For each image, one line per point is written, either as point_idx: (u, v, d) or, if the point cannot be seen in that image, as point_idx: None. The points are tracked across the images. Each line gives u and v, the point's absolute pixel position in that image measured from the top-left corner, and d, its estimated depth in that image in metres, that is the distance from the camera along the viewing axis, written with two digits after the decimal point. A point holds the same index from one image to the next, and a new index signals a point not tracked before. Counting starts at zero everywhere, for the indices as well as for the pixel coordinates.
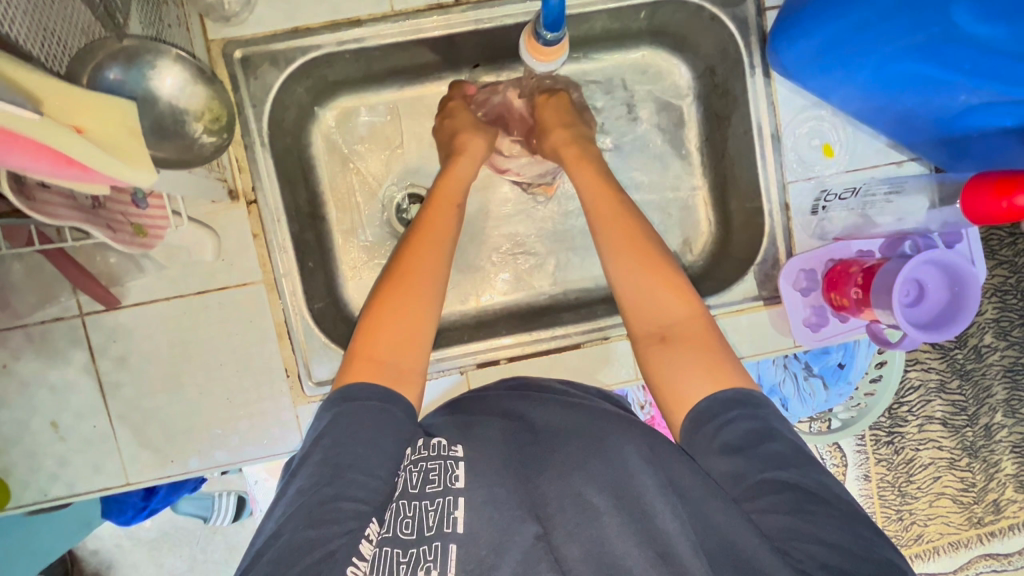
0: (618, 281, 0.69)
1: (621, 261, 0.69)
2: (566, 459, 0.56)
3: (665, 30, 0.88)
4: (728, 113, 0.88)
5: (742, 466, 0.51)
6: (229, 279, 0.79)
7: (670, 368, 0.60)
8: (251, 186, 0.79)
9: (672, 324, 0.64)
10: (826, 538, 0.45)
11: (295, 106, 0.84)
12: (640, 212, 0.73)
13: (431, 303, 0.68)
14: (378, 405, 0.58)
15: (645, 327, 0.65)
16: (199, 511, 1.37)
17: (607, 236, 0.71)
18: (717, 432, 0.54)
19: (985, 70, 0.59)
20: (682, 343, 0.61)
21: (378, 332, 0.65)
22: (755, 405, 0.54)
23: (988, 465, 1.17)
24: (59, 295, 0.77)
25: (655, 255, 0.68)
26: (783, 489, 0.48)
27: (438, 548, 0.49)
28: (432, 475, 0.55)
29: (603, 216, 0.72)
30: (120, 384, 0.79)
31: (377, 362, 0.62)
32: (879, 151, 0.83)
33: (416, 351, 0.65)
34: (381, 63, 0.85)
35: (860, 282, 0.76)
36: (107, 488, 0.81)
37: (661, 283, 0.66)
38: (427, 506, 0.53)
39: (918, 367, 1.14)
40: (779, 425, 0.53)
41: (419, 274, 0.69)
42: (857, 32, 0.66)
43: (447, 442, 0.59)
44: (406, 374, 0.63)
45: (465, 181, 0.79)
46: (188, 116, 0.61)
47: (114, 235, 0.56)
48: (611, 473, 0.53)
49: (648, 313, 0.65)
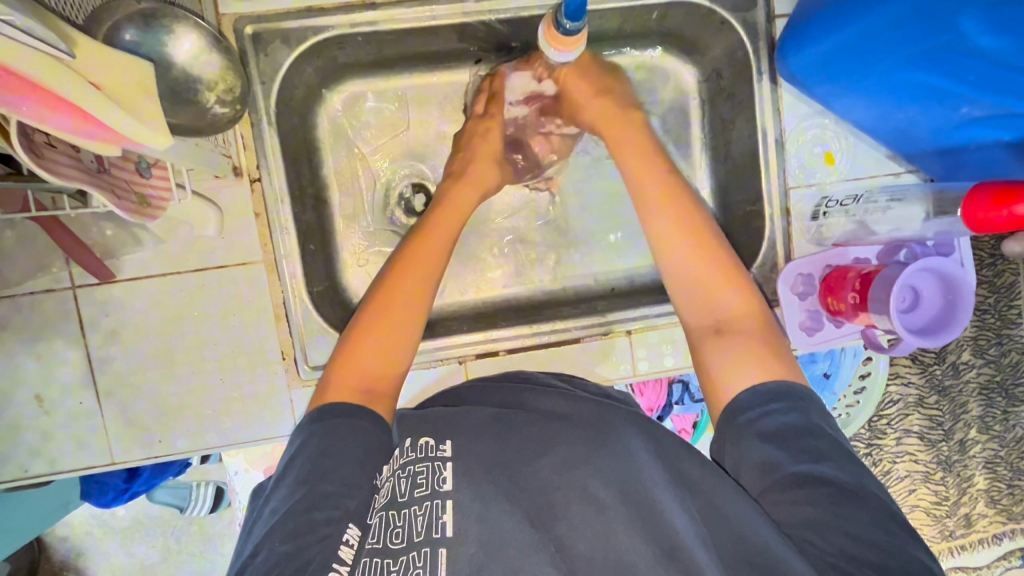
0: (673, 272, 0.70)
1: (684, 255, 0.70)
2: (567, 454, 0.55)
3: (673, 32, 0.89)
4: (733, 116, 0.89)
5: (771, 460, 0.51)
6: (229, 257, 0.78)
7: (727, 356, 0.61)
8: (255, 164, 0.78)
9: (729, 319, 0.65)
10: (854, 533, 0.46)
11: (302, 86, 0.83)
12: (698, 203, 0.74)
13: (408, 338, 0.67)
14: (346, 421, 0.57)
15: (702, 323, 0.66)
16: (176, 501, 1.34)
17: (657, 229, 0.73)
18: (753, 422, 0.54)
19: (988, 82, 0.61)
20: (740, 335, 0.62)
21: (354, 360, 0.64)
22: (800, 399, 0.55)
23: (961, 480, 1.19)
24: (51, 265, 0.74)
25: (713, 249, 0.69)
26: (811, 483, 0.49)
27: (427, 554, 0.48)
28: (419, 478, 0.54)
29: (654, 196, 0.74)
30: (111, 360, 0.77)
31: (351, 384, 0.62)
32: (878, 162, 0.85)
33: (391, 378, 0.64)
34: (392, 47, 0.84)
35: (858, 287, 0.78)
36: (91, 467, 0.78)
37: (715, 274, 0.68)
38: (415, 512, 0.52)
39: (898, 382, 1.17)
40: (819, 419, 0.53)
41: (397, 300, 0.68)
42: (864, 41, 0.68)
43: (434, 441, 0.58)
44: (380, 397, 0.62)
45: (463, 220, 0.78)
46: (201, 86, 0.63)
47: (118, 202, 0.55)
48: (618, 466, 0.53)
49: (704, 303, 0.67)
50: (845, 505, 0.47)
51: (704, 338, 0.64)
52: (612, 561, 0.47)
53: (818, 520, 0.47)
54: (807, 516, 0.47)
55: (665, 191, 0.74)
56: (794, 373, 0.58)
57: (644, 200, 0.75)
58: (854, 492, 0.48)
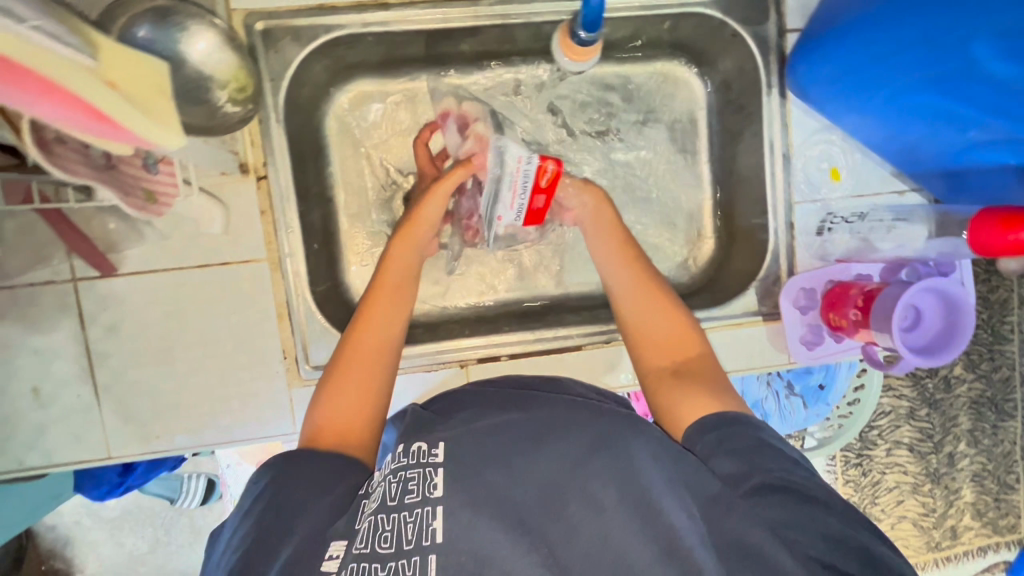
0: (637, 323, 0.73)
1: (636, 302, 0.74)
2: (550, 466, 0.53)
3: (684, 43, 0.89)
4: (742, 129, 0.89)
5: (747, 466, 0.52)
6: (231, 255, 0.77)
7: (676, 394, 0.63)
8: (262, 161, 0.77)
9: (681, 359, 0.68)
10: (833, 535, 0.47)
11: (311, 84, 0.82)
12: (648, 258, 0.78)
13: (383, 380, 0.68)
14: (317, 460, 0.58)
15: (654, 365, 0.69)
16: (166, 492, 1.32)
17: (618, 284, 0.76)
18: (721, 441, 0.55)
19: (996, 106, 0.59)
20: (693, 377, 0.65)
21: (332, 401, 0.65)
22: (747, 423, 0.56)
23: (948, 492, 1.20)
24: (52, 257, 0.74)
25: (664, 298, 0.73)
26: (784, 491, 0.50)
27: (416, 563, 0.46)
28: (411, 484, 0.52)
29: (611, 254, 0.78)
30: (110, 355, 0.77)
31: (332, 423, 0.63)
32: (884, 180, 0.85)
33: (368, 419, 0.65)
34: (403, 48, 0.84)
35: (860, 304, 0.79)
36: (87, 461, 0.78)
37: (673, 329, 0.71)
38: (405, 519, 0.49)
39: (891, 393, 1.17)
40: (771, 437, 0.55)
41: (372, 337, 0.70)
42: (881, 58, 0.68)
43: (427, 446, 0.56)
44: (353, 432, 0.63)
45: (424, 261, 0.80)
46: (215, 85, 0.63)
47: (126, 199, 0.54)
48: (616, 473, 0.52)
49: (660, 353, 0.69)
50: (815, 507, 0.49)
51: (661, 380, 0.66)
52: (609, 560, 0.47)
53: (784, 518, 0.48)
54: (777, 516, 0.48)
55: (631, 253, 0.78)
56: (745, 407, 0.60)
57: (604, 255, 0.79)
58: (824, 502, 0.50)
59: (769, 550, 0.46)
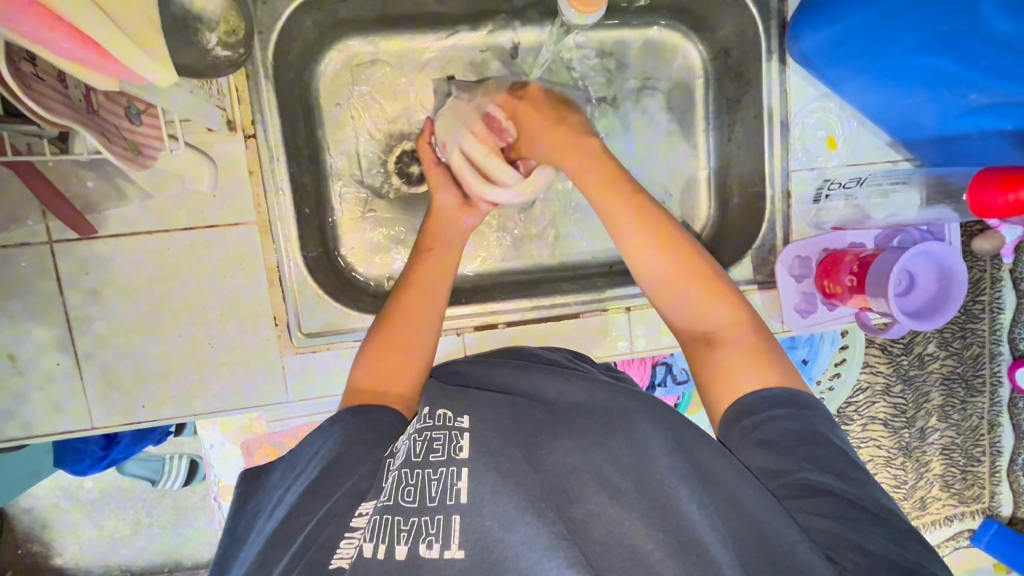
0: (651, 279, 0.67)
1: (647, 264, 0.67)
2: (581, 437, 0.55)
3: (686, 8, 0.88)
4: (740, 97, 0.88)
5: (787, 460, 0.52)
6: (219, 219, 0.74)
7: (721, 370, 0.59)
8: (251, 120, 0.74)
9: (716, 328, 0.63)
10: (871, 549, 0.46)
11: (301, 41, 0.79)
12: (654, 204, 0.69)
13: (425, 350, 0.69)
14: (366, 417, 0.60)
15: (692, 331, 0.65)
16: (149, 473, 1.29)
17: (626, 246, 0.68)
18: (757, 427, 0.54)
19: (1001, 69, 0.61)
20: (733, 349, 0.60)
21: (376, 362, 0.67)
22: (802, 406, 0.55)
23: (919, 465, 1.24)
24: (26, 217, 0.70)
25: (681, 256, 0.66)
26: (819, 493, 0.50)
27: (440, 522, 0.48)
28: (435, 444, 0.53)
29: (608, 208, 0.69)
30: (90, 321, 0.73)
31: (370, 389, 0.64)
32: (878, 149, 0.86)
33: (409, 384, 0.66)
34: (398, 4, 0.81)
35: (855, 270, 0.80)
36: (69, 432, 0.75)
37: (697, 290, 0.65)
38: (430, 475, 0.51)
39: (867, 369, 1.19)
40: (824, 430, 0.54)
41: (417, 315, 0.71)
42: (884, 20, 0.67)
43: (452, 413, 0.57)
44: (395, 398, 0.64)
45: (467, 233, 0.80)
46: (203, 25, 0.58)
47: (108, 144, 0.51)
48: (637, 455, 0.52)
49: (691, 316, 0.65)
50: (857, 514, 0.48)
51: (696, 350, 0.63)
52: (626, 549, 0.47)
53: (835, 533, 0.48)
54: (827, 528, 0.48)
55: (637, 208, 0.68)
56: (789, 375, 0.58)
57: (604, 208, 0.69)
58: (864, 510, 0.49)
59: (801, 557, 0.46)
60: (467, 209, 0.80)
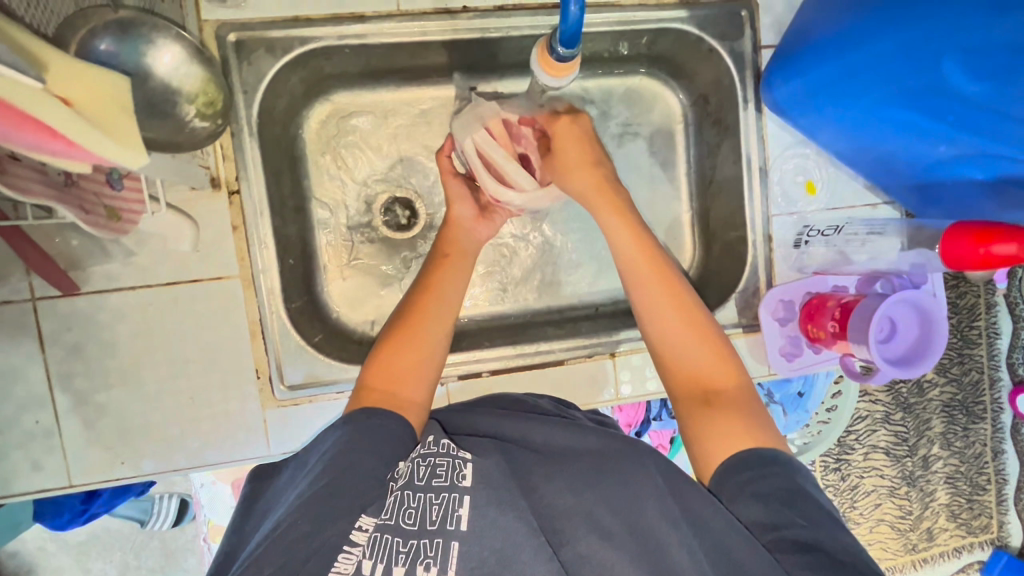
0: (653, 321, 0.67)
1: (652, 307, 0.67)
2: (573, 477, 0.55)
3: (663, 58, 0.90)
4: (719, 142, 0.90)
5: (776, 512, 0.49)
6: (201, 273, 0.75)
7: (714, 425, 0.58)
8: (235, 176, 0.76)
9: (709, 383, 0.62)
10: None
11: (286, 96, 0.81)
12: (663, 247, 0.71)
13: (436, 356, 0.68)
14: (378, 419, 0.58)
15: (684, 384, 0.63)
16: (137, 514, 1.25)
17: (634, 284, 0.69)
18: (749, 485, 0.52)
19: (968, 123, 0.62)
20: (727, 406, 0.59)
21: (388, 363, 0.65)
22: (788, 464, 0.53)
23: (924, 495, 1.21)
24: (10, 276, 0.70)
25: (686, 304, 0.67)
26: (810, 549, 0.46)
27: (439, 546, 0.49)
28: (439, 470, 0.54)
29: (622, 243, 0.70)
30: (71, 377, 0.73)
31: (380, 391, 0.63)
32: (856, 194, 0.87)
33: (421, 390, 0.65)
34: (380, 60, 0.83)
35: (837, 316, 0.80)
36: (47, 490, 0.74)
37: (696, 339, 0.65)
38: (432, 500, 0.52)
39: (867, 398, 1.18)
40: (813, 489, 0.52)
41: (428, 323, 0.69)
42: (855, 74, 0.69)
43: (455, 445, 0.58)
44: (410, 403, 0.63)
45: (480, 241, 0.81)
46: (182, 98, 0.63)
47: (86, 217, 0.52)
48: (620, 518, 0.51)
49: (686, 367, 0.64)
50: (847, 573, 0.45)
51: (689, 404, 0.61)
52: None
53: None
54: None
55: (649, 251, 0.70)
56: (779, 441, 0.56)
57: (616, 241, 0.71)
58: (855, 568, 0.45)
59: None
60: (482, 221, 0.82)
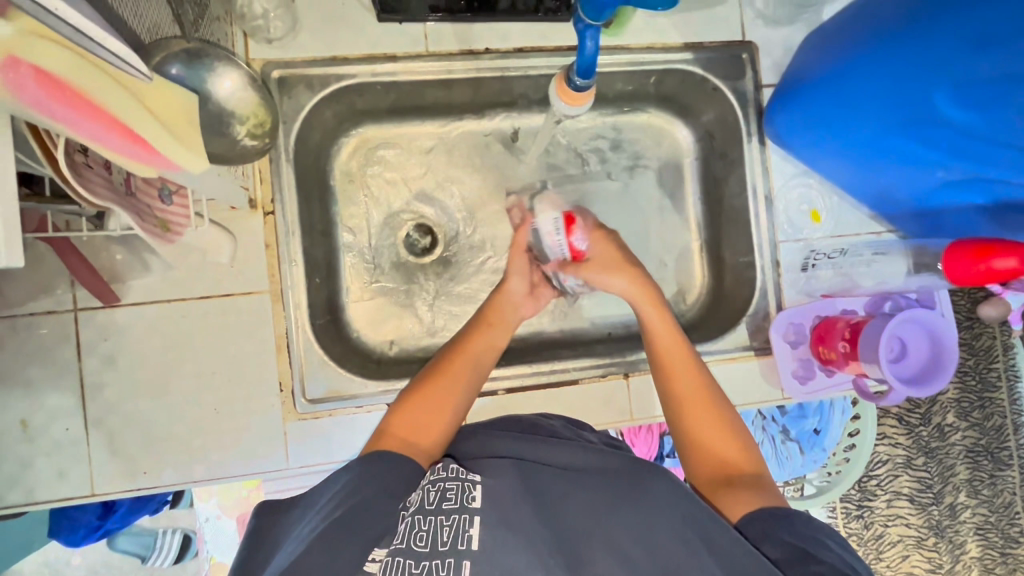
0: (677, 401, 0.70)
1: (677, 390, 0.71)
2: (591, 487, 0.55)
3: (671, 96, 0.96)
4: (726, 174, 0.94)
5: (800, 547, 0.50)
6: (234, 288, 0.79)
7: (736, 500, 0.58)
8: (270, 198, 0.81)
9: (731, 467, 0.63)
10: None
11: (320, 128, 0.87)
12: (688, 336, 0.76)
13: (457, 412, 0.70)
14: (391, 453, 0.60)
15: (708, 465, 0.64)
16: (139, 550, 1.26)
17: (661, 365, 0.73)
18: (772, 530, 0.53)
19: (962, 150, 0.66)
20: (749, 487, 0.60)
21: (410, 412, 0.68)
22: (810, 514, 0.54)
23: (954, 546, 1.17)
24: (56, 287, 0.74)
25: (710, 394, 0.70)
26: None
27: (452, 565, 0.48)
28: (449, 493, 0.55)
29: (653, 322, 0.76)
30: (103, 386, 0.76)
31: (399, 437, 0.65)
32: (860, 221, 0.90)
33: (436, 439, 0.67)
34: (408, 97, 0.90)
35: (848, 336, 0.82)
36: (69, 499, 0.75)
37: (717, 425, 0.67)
38: (442, 521, 0.52)
39: (886, 441, 1.17)
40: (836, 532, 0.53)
41: (455, 381, 0.72)
42: (851, 108, 0.75)
43: (464, 469, 0.59)
44: (422, 451, 0.64)
45: (522, 317, 0.85)
46: (235, 121, 0.71)
47: (141, 222, 0.56)
48: (641, 523, 0.51)
49: (709, 450, 0.65)
50: None
51: (712, 485, 0.62)
52: None
53: None
54: None
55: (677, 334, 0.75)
56: None
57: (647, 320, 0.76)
58: None
59: None
60: (529, 299, 0.87)
